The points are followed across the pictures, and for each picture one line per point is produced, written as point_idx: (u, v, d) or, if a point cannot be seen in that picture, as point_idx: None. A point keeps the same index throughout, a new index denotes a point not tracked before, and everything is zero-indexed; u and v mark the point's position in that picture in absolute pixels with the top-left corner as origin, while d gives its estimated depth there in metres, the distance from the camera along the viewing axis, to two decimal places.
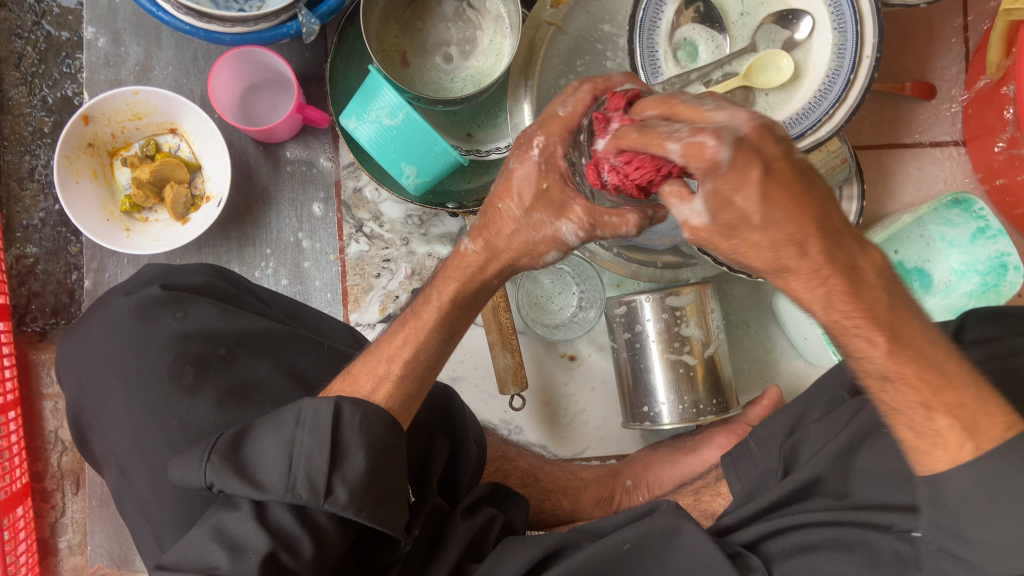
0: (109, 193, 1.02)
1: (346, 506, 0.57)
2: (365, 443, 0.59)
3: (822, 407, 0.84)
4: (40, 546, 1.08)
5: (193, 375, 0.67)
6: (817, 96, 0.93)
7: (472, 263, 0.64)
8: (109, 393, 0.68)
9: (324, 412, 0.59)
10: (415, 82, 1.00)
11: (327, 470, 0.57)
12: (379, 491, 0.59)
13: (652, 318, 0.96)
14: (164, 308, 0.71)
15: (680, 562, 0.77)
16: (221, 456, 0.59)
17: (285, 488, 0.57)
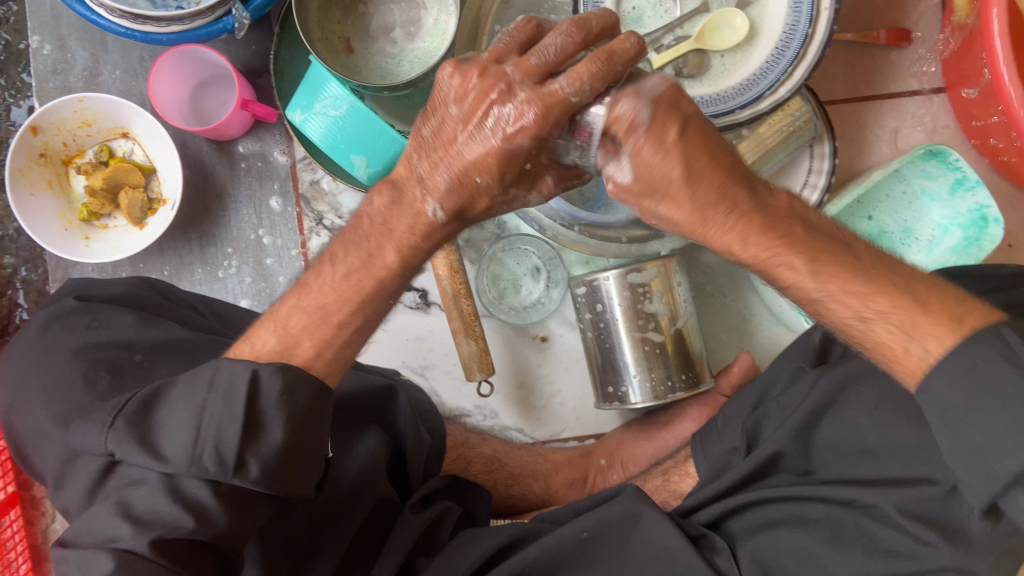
0: (66, 202, 1.01)
1: (256, 481, 0.57)
2: (285, 412, 0.58)
3: (784, 381, 0.82)
4: (34, 553, 1.10)
5: (107, 383, 0.65)
6: (773, 56, 0.89)
7: (433, 227, 0.62)
8: (28, 409, 0.66)
9: (240, 379, 0.57)
10: (361, 69, 0.97)
11: (239, 444, 0.56)
12: (291, 467, 0.59)
13: (616, 297, 0.93)
14: (79, 318, 0.69)
15: (645, 547, 0.77)
16: (128, 423, 0.57)
17: (190, 460, 0.55)
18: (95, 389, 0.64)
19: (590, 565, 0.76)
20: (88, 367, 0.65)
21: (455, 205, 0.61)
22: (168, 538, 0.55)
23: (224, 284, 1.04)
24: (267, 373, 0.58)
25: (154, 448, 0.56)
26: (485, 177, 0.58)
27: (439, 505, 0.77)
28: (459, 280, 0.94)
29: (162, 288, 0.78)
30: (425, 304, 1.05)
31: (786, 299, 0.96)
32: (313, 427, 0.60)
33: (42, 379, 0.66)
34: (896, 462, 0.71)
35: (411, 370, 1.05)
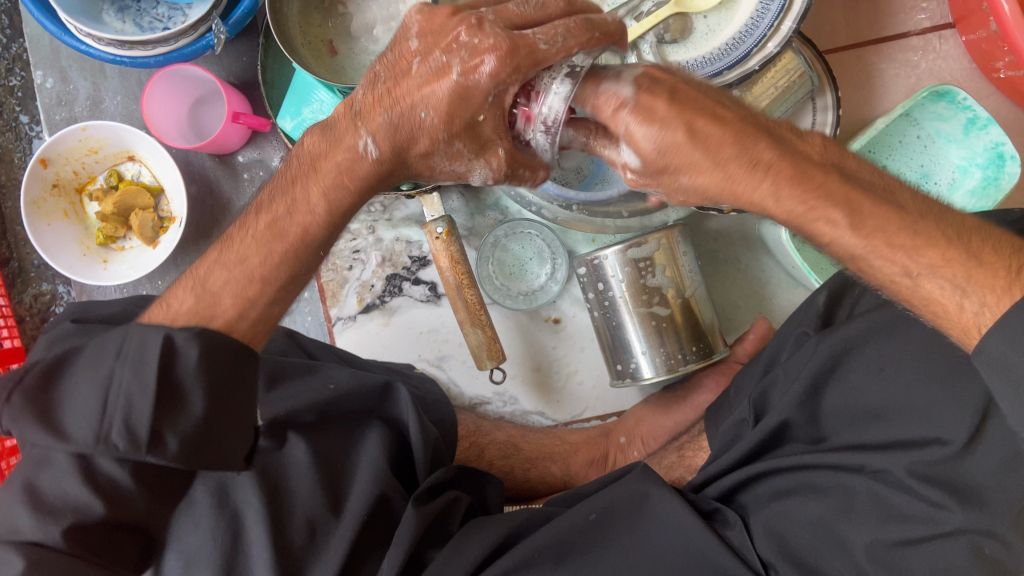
0: (83, 229, 1.05)
1: (175, 457, 0.57)
2: (204, 385, 0.57)
3: (790, 347, 0.80)
4: None
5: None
6: (757, 14, 0.86)
7: (369, 169, 0.61)
8: None
9: (147, 350, 0.56)
10: (346, 69, 0.98)
11: (148, 420, 0.56)
12: (215, 442, 0.59)
13: (619, 274, 0.92)
14: (76, 342, 0.72)
15: (656, 526, 0.76)
16: (27, 395, 0.57)
17: (97, 437, 0.56)
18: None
19: (600, 547, 0.76)
20: None
21: (392, 143, 0.60)
22: (79, 523, 0.59)
23: None
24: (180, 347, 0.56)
25: (56, 424, 0.57)
26: (432, 115, 0.57)
27: (447, 496, 0.79)
28: (462, 270, 0.94)
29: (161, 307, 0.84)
30: (435, 296, 1.06)
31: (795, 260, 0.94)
32: (243, 390, 0.60)
33: None
34: (902, 424, 0.69)
35: (427, 362, 1.06)
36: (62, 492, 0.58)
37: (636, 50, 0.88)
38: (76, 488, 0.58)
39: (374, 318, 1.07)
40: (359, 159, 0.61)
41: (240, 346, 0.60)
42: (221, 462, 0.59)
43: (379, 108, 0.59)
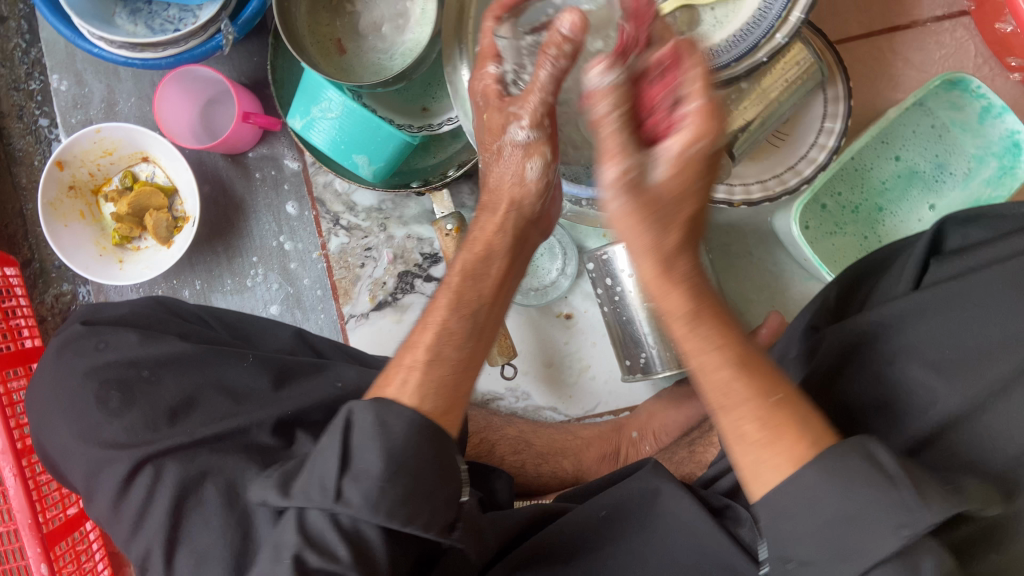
0: (99, 230, 1.06)
1: (363, 512, 0.56)
2: (383, 441, 0.57)
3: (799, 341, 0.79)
4: (115, 560, 1.19)
5: (119, 398, 0.73)
6: (765, 4, 0.84)
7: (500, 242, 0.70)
8: (59, 432, 0.74)
9: (339, 418, 0.60)
10: (354, 68, 0.98)
11: (336, 473, 0.57)
12: (412, 493, 0.57)
13: (628, 268, 0.92)
14: (88, 340, 0.77)
15: (667, 522, 0.76)
16: (279, 472, 0.63)
17: (302, 493, 0.58)
18: (107, 407, 0.73)
19: (611, 544, 0.77)
20: (100, 386, 0.74)
21: (516, 190, 0.70)
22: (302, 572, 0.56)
23: (253, 293, 1.07)
24: (359, 407, 0.59)
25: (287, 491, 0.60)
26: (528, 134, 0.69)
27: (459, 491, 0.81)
28: None
29: (178, 307, 0.85)
30: None
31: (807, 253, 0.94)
32: (439, 453, 0.59)
33: (63, 403, 0.74)
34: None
35: None
36: (288, 555, 0.57)
37: None
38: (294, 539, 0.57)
39: (387, 315, 1.07)
40: (486, 232, 0.71)
41: (417, 416, 0.59)
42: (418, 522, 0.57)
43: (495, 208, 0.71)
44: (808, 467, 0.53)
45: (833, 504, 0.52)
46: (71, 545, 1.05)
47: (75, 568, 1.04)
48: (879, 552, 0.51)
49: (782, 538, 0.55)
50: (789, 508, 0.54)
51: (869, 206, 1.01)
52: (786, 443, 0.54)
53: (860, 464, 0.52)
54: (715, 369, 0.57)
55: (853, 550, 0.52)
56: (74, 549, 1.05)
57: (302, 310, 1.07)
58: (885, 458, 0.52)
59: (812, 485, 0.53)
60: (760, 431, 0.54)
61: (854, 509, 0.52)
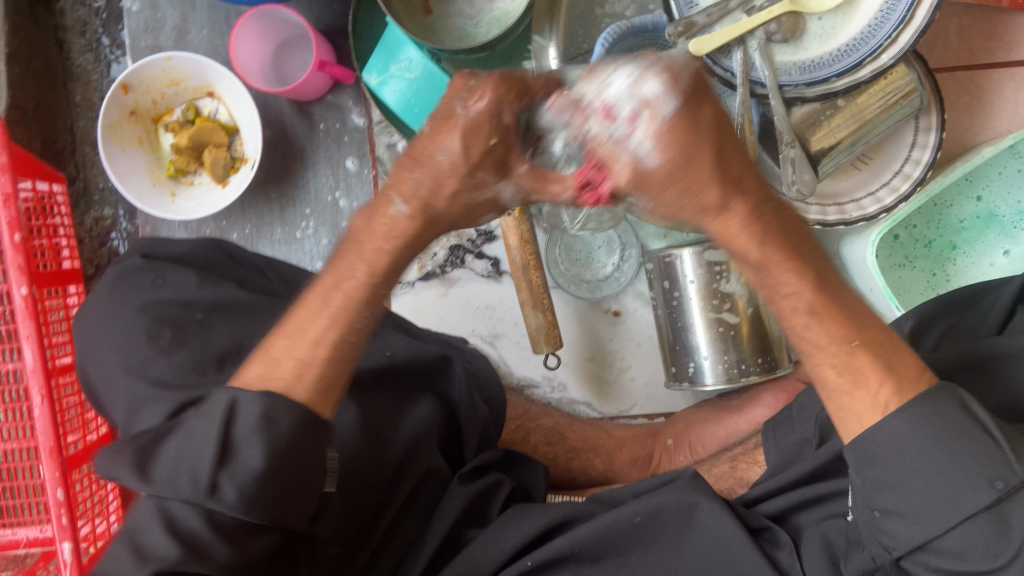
0: (155, 159, 1.04)
1: (235, 507, 0.56)
2: (264, 437, 0.57)
3: None
4: (125, 491, 1.19)
5: (169, 337, 0.71)
6: (875, 21, 0.81)
7: (404, 232, 0.58)
8: (104, 365, 0.72)
9: (219, 404, 0.57)
10: (437, 30, 0.95)
11: (210, 465, 0.56)
12: (287, 494, 0.58)
13: (692, 275, 0.89)
14: (146, 275, 0.75)
15: (701, 538, 0.74)
16: (133, 448, 0.59)
17: (169, 481, 0.57)
18: (157, 343, 0.71)
19: (641, 551, 0.74)
20: (152, 324, 0.72)
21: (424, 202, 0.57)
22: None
23: (301, 245, 1.06)
24: (244, 398, 0.57)
25: (145, 474, 0.57)
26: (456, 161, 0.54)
27: (486, 479, 0.80)
28: (530, 250, 0.89)
29: (234, 251, 0.84)
30: (496, 272, 1.04)
31: (876, 282, 0.94)
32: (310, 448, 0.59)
33: (113, 334, 0.73)
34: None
35: (481, 338, 1.04)
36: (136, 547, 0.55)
37: (742, 44, 0.83)
38: (165, 541, 0.55)
39: (433, 287, 1.05)
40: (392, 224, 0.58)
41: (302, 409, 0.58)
42: (285, 517, 0.58)
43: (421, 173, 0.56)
44: (896, 414, 0.55)
45: (929, 455, 0.54)
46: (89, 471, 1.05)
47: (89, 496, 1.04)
48: (967, 506, 0.53)
49: (870, 489, 0.57)
50: (883, 455, 0.56)
51: (943, 243, 0.99)
52: (868, 388, 0.56)
53: (951, 402, 0.55)
54: (795, 312, 0.57)
55: (942, 503, 0.54)
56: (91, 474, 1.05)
57: None
58: (973, 405, 0.55)
59: (903, 429, 0.55)
60: (843, 376, 0.57)
61: (946, 455, 0.54)
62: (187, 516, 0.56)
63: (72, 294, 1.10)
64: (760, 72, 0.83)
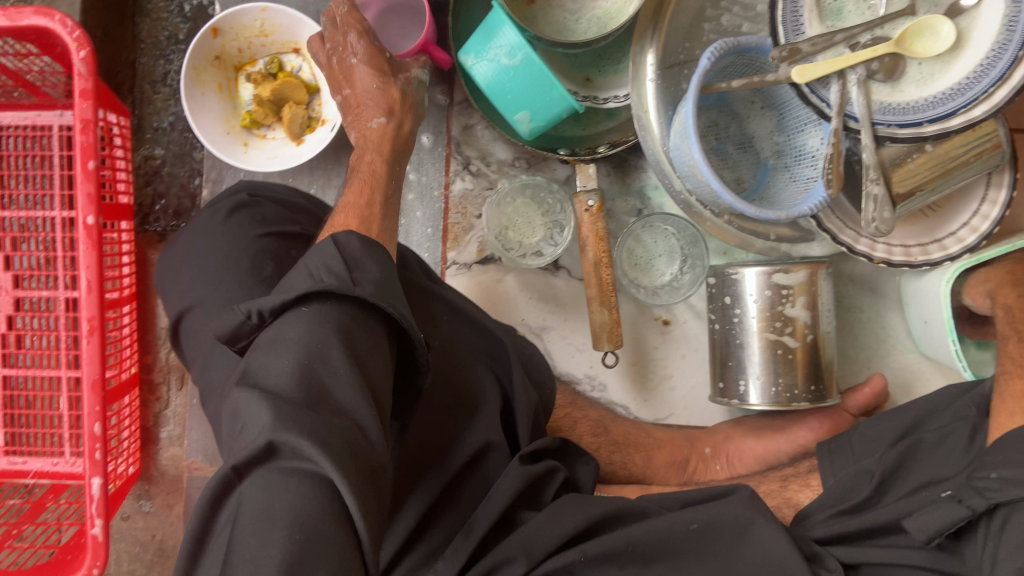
0: (231, 106, 1.04)
1: (375, 294, 0.56)
2: (371, 256, 0.60)
3: (942, 423, 0.77)
4: (143, 433, 1.19)
5: (271, 270, 0.75)
6: (974, 74, 0.80)
7: (386, 131, 0.82)
8: (199, 286, 0.76)
9: (325, 243, 0.60)
10: (538, 21, 0.96)
11: (342, 267, 0.57)
12: (396, 294, 0.59)
13: (754, 293, 0.91)
14: (250, 211, 0.81)
15: (753, 556, 0.72)
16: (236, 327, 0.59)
17: (307, 285, 0.56)
18: (261, 274, 0.75)
19: (693, 558, 0.72)
20: (255, 256, 0.76)
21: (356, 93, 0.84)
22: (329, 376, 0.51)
23: None
24: (343, 235, 0.61)
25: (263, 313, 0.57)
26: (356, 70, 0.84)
27: (546, 463, 0.80)
28: (603, 248, 0.92)
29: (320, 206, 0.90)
30: (553, 265, 1.04)
31: (940, 315, 0.96)
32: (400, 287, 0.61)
33: (212, 258, 0.77)
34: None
35: (530, 328, 1.05)
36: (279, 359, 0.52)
37: (841, 78, 0.85)
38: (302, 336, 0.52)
39: (489, 272, 1.05)
40: (373, 132, 0.82)
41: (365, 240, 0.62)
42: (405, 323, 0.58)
43: (367, 72, 0.83)
44: None
45: None
46: (118, 409, 1.05)
47: (116, 433, 1.04)
48: None
49: None
50: None
51: None
52: None
53: None
54: None
55: None
56: (121, 412, 1.05)
57: (407, 243, 1.06)
58: None
59: None
60: None
61: None
62: (332, 309, 0.54)
63: (124, 230, 1.08)
64: (853, 109, 0.85)
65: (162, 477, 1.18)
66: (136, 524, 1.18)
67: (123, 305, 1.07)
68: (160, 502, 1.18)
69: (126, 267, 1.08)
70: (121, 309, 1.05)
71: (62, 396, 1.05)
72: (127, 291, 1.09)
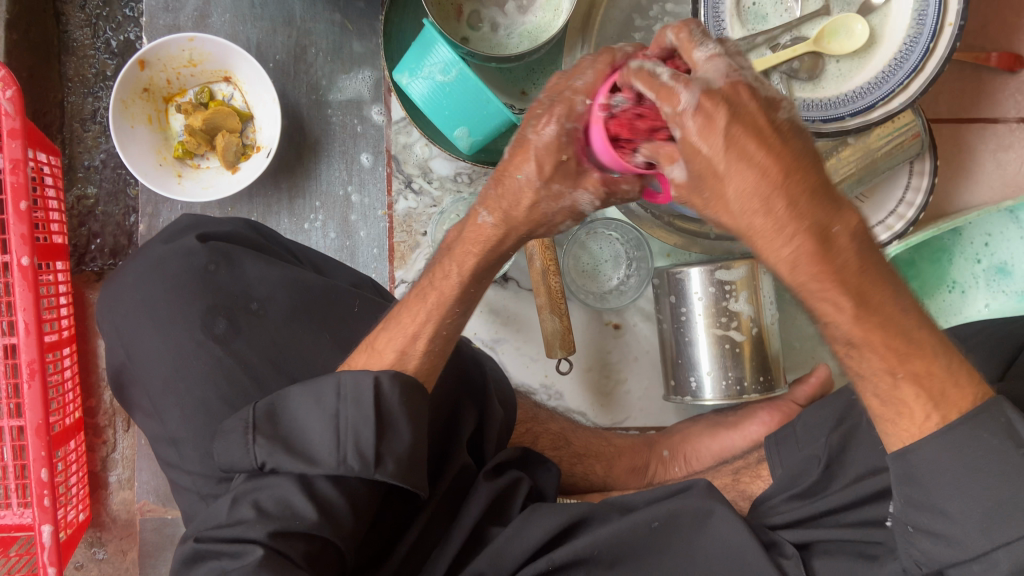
0: (163, 138, 1.02)
1: (395, 476, 0.62)
2: (405, 412, 0.64)
3: (877, 400, 0.78)
4: (92, 479, 1.15)
5: (224, 327, 0.74)
6: (889, 68, 0.86)
7: (490, 237, 0.65)
8: (143, 336, 0.75)
9: (365, 387, 0.62)
10: (470, 38, 0.97)
11: (373, 441, 0.61)
12: (420, 461, 0.65)
13: (699, 291, 0.92)
14: (204, 258, 0.77)
15: (714, 544, 0.74)
16: (265, 435, 0.62)
17: (336, 460, 0.61)
18: (213, 331, 0.73)
19: (657, 555, 0.74)
20: (206, 312, 0.74)
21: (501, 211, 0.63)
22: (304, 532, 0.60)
23: (308, 237, 1.05)
24: (382, 382, 0.63)
25: (298, 451, 0.62)
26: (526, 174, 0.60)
27: (510, 476, 0.79)
28: (549, 256, 0.93)
29: (267, 233, 0.87)
30: (502, 277, 1.05)
31: None
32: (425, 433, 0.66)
33: (156, 307, 0.75)
34: None
35: (483, 342, 1.05)
36: (279, 516, 0.60)
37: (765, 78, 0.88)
38: (304, 503, 0.60)
39: None
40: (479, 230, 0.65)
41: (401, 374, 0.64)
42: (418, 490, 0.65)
43: (543, 163, 0.59)
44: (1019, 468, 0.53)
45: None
46: (63, 455, 1.02)
47: (63, 479, 1.01)
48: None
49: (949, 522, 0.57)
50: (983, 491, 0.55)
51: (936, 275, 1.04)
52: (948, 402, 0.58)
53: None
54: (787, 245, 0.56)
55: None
56: (66, 459, 1.02)
57: (354, 264, 1.05)
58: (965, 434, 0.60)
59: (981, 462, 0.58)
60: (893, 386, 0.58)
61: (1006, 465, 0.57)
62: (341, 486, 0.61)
63: (60, 270, 1.05)
64: None
65: (113, 522, 1.14)
66: (90, 572, 1.14)
67: (63, 346, 1.04)
68: (113, 548, 1.14)
69: (63, 308, 1.05)
70: (61, 352, 1.03)
71: (5, 445, 0.98)
72: (66, 333, 1.06)
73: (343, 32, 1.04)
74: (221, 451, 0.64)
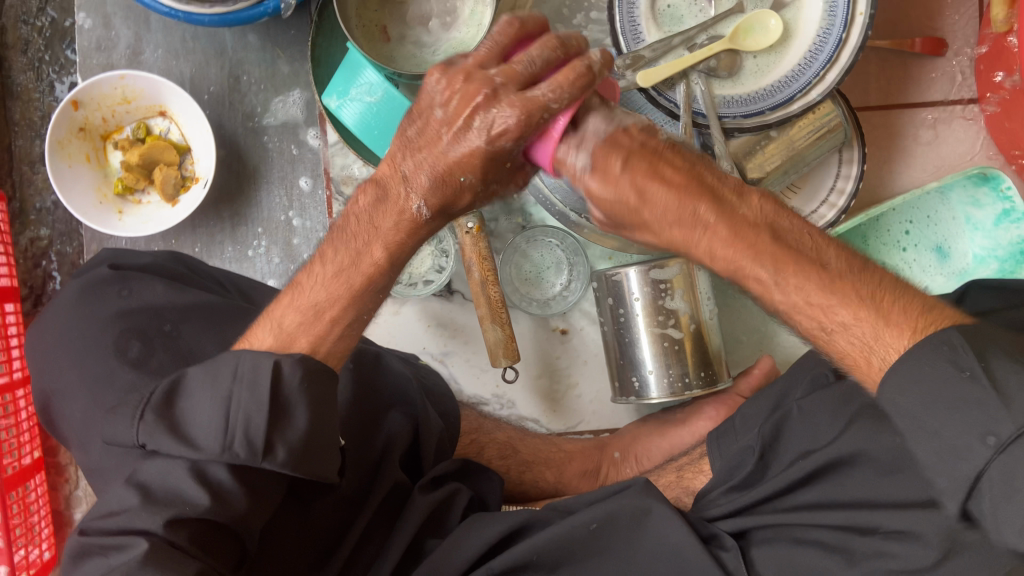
0: (102, 175, 1.03)
1: (285, 463, 0.61)
2: (308, 397, 0.63)
3: (805, 386, 0.80)
4: (56, 518, 1.15)
5: (136, 350, 0.74)
6: (805, 60, 0.88)
7: (419, 226, 0.66)
8: (66, 369, 0.76)
9: (264, 369, 0.61)
10: (395, 59, 0.99)
11: (267, 427, 0.60)
12: (317, 456, 0.63)
13: (637, 292, 0.93)
14: (111, 287, 0.79)
15: (651, 541, 0.75)
16: (155, 414, 0.62)
17: (222, 446, 0.60)
18: (125, 355, 0.74)
19: (596, 557, 0.75)
20: (119, 337, 0.75)
21: (440, 202, 0.64)
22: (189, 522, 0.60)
23: (253, 263, 1.06)
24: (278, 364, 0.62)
25: (184, 434, 0.61)
26: (469, 177, 0.62)
27: (447, 488, 0.80)
28: (487, 267, 0.94)
29: (191, 263, 0.88)
30: (446, 290, 1.06)
31: None
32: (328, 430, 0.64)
33: (79, 339, 0.76)
34: None
35: (431, 356, 1.06)
36: (166, 516, 0.60)
37: (685, 78, 0.89)
38: (195, 489, 0.60)
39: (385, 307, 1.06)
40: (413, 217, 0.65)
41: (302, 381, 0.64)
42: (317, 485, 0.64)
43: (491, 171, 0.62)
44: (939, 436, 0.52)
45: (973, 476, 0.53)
46: (20, 497, 1.02)
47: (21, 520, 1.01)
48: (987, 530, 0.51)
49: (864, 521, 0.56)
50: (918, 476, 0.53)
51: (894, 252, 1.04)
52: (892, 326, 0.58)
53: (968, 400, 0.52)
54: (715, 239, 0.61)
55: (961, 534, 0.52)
56: (23, 500, 1.02)
57: None
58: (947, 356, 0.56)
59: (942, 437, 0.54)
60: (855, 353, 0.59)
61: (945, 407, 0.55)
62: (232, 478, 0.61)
63: (10, 312, 1.06)
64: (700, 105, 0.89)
65: None
66: None
67: (17, 388, 1.05)
68: None
69: (14, 350, 1.06)
70: (14, 394, 1.03)
71: None
72: (19, 374, 1.06)
73: (274, 59, 1.05)
74: (113, 435, 0.65)
